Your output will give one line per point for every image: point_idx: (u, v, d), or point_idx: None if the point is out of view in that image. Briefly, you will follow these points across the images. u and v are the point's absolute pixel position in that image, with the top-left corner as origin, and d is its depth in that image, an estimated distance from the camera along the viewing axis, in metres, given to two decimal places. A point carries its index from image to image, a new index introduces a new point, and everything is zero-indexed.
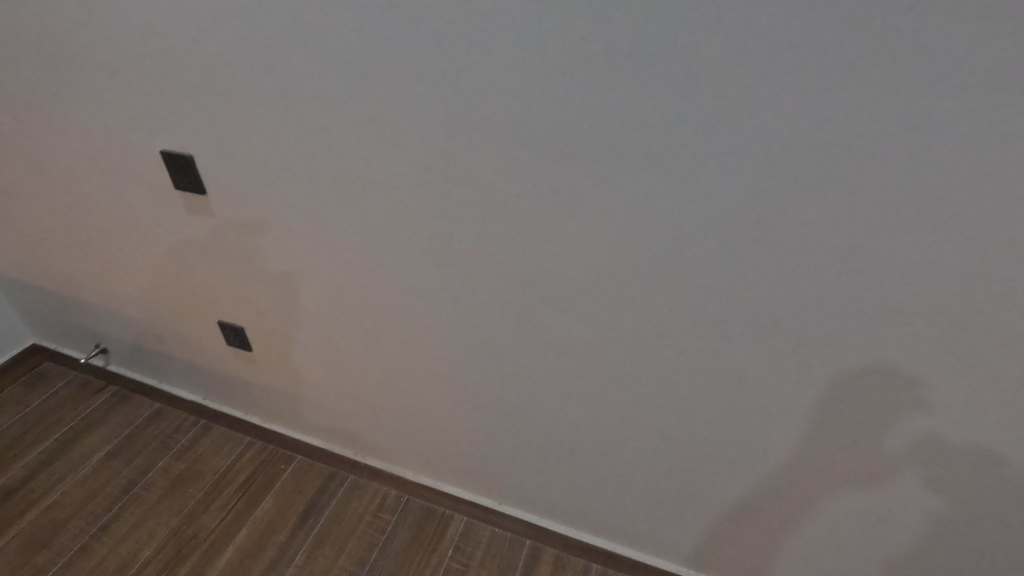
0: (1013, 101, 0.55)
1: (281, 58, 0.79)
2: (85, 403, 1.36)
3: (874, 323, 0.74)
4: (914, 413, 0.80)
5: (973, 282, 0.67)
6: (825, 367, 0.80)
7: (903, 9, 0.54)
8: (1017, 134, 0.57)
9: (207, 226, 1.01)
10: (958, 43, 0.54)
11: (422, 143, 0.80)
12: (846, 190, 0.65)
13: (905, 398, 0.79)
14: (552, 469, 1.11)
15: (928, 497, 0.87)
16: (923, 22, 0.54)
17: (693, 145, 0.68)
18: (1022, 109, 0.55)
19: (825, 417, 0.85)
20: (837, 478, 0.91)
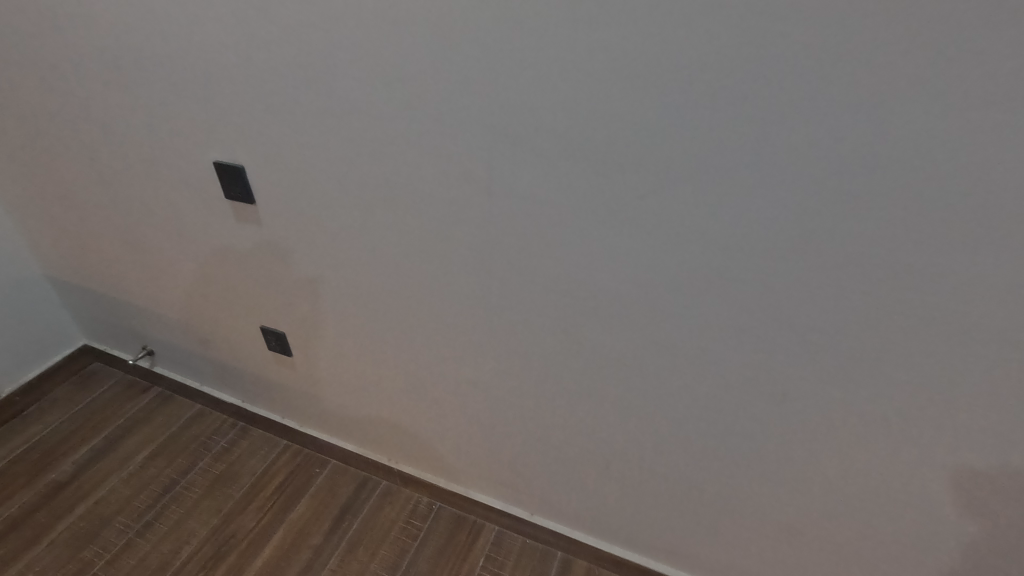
0: None
1: (299, 83, 0.82)
2: (131, 403, 1.51)
3: (948, 350, 0.68)
4: (953, 438, 0.75)
5: (1011, 298, 0.62)
6: (889, 396, 0.75)
7: (909, 19, 0.52)
8: None
9: (247, 237, 1.07)
10: (971, 49, 0.52)
11: (434, 164, 0.81)
12: (868, 207, 0.62)
13: (983, 431, 0.72)
14: (577, 482, 1.10)
15: (1005, 540, 0.80)
16: (931, 31, 0.52)
17: (705, 165, 0.67)
18: None
19: (887, 448, 0.79)
20: (900, 513, 0.85)
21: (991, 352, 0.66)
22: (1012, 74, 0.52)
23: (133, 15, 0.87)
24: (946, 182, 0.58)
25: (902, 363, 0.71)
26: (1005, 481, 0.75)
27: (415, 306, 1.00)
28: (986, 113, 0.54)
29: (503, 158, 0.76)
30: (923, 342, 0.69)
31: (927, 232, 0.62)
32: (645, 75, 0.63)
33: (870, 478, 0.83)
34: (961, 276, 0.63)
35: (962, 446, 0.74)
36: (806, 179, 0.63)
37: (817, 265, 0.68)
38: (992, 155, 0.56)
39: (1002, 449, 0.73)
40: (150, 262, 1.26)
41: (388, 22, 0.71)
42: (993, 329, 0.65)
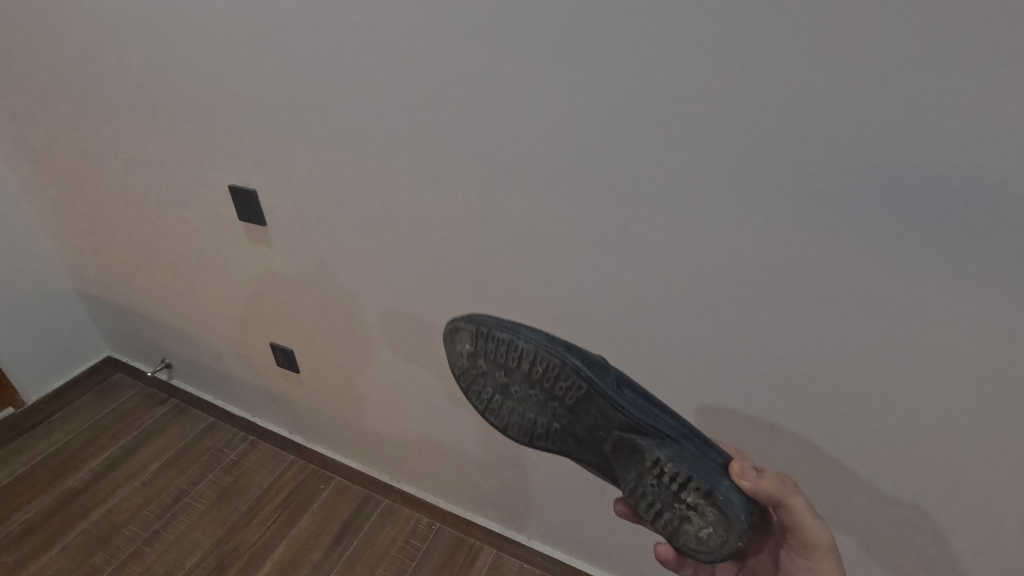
0: (1014, 146, 0.51)
1: (308, 113, 0.87)
2: (148, 414, 1.57)
3: (949, 392, 0.66)
4: (949, 484, 0.72)
5: (1001, 340, 0.60)
6: (888, 436, 0.72)
7: (878, 61, 0.52)
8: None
9: (259, 257, 1.12)
10: (944, 89, 0.51)
11: (433, 190, 0.84)
12: (851, 245, 0.62)
13: (990, 479, 0.69)
14: (575, 507, 1.10)
15: None
16: (900, 73, 0.52)
17: (688, 196, 0.67)
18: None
19: (890, 492, 0.76)
20: (908, 560, 0.81)
21: (996, 397, 0.64)
22: (1001, 116, 0.50)
23: (160, 49, 0.93)
24: (937, 221, 0.57)
25: (900, 403, 0.69)
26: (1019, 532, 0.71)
27: (417, 327, 1.03)
28: (974, 155, 0.53)
29: (500, 185, 0.78)
30: (922, 382, 0.67)
31: (920, 270, 0.60)
32: (630, 110, 0.65)
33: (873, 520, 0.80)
34: (956, 316, 0.61)
35: (964, 492, 0.71)
36: (787, 214, 0.63)
37: (805, 298, 0.68)
38: (979, 194, 0.54)
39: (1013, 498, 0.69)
40: (170, 279, 1.32)
41: (390, 58, 0.75)
42: (998, 374, 0.62)
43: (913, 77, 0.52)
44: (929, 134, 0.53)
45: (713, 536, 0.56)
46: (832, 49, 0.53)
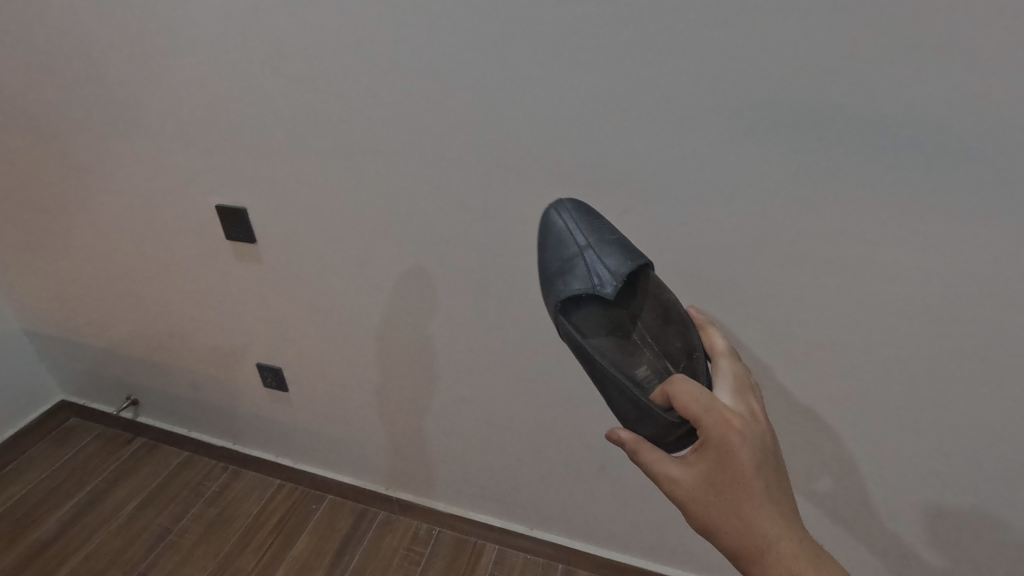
0: (944, 115, 0.62)
1: (301, 128, 0.88)
2: (115, 456, 1.49)
3: (915, 333, 0.77)
4: (910, 411, 0.83)
5: (944, 280, 0.72)
6: (864, 379, 0.83)
7: (836, 52, 0.62)
8: (955, 142, 0.63)
9: (244, 277, 1.11)
10: (889, 72, 0.61)
11: (431, 196, 0.88)
12: (819, 210, 0.72)
13: (941, 401, 0.81)
14: (576, 491, 1.15)
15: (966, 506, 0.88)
16: (853, 60, 0.62)
17: (677, 182, 0.74)
18: (952, 122, 0.62)
19: (868, 430, 0.87)
20: (884, 492, 0.92)
21: (952, 332, 0.75)
22: (933, 91, 0.61)
23: (138, 72, 0.92)
24: (889, 184, 0.68)
25: (874, 348, 0.80)
26: (977, 453, 0.83)
27: (417, 332, 1.05)
28: (926, 128, 0.63)
29: (499, 185, 0.83)
30: (892, 326, 0.77)
31: (880, 228, 0.71)
32: (627, 108, 0.71)
33: (853, 458, 0.90)
34: (907, 263, 0.72)
35: (922, 416, 0.83)
36: (765, 191, 0.72)
37: (782, 264, 0.77)
38: (918, 156, 0.65)
39: (971, 421, 0.81)
40: (140, 310, 1.27)
41: (388, 70, 0.78)
42: (952, 312, 0.74)
43: (874, 65, 0.61)
44: (889, 112, 0.63)
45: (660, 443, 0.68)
46: (801, 45, 0.62)
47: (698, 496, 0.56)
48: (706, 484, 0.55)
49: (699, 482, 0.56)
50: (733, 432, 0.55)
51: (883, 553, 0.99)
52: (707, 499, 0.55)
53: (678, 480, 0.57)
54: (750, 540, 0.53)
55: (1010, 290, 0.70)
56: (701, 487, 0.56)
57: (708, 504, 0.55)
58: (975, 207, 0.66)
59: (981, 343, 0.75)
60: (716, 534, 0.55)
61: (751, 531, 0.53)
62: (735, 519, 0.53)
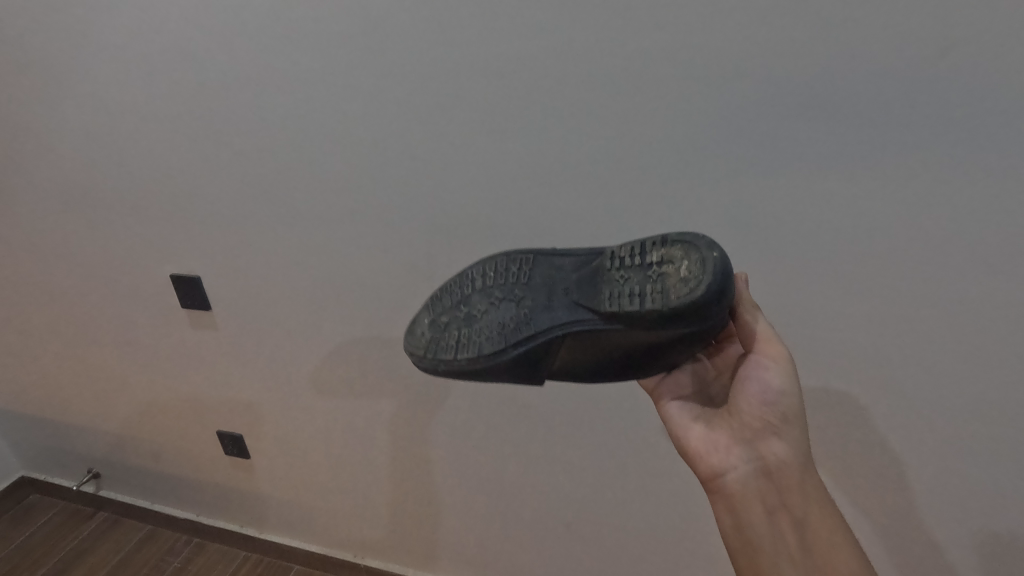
0: (845, 163, 0.65)
1: (250, 196, 0.90)
2: (74, 532, 1.43)
3: (856, 378, 0.76)
4: (868, 454, 0.81)
5: (878, 321, 0.72)
6: (813, 428, 0.81)
7: (738, 109, 0.65)
8: (859, 187, 0.65)
9: (201, 343, 1.10)
10: (786, 128, 0.65)
11: (377, 257, 0.89)
12: (745, 257, 0.73)
13: (894, 445, 0.79)
14: (546, 550, 1.12)
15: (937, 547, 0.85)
16: (754, 117, 0.65)
17: (610, 234, 0.76)
18: (852, 169, 0.65)
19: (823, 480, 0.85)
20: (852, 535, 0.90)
21: (892, 377, 0.75)
22: (831, 144, 0.64)
23: (92, 150, 0.94)
24: (807, 230, 0.69)
25: (819, 396, 0.79)
26: (936, 500, 0.81)
27: (374, 393, 1.04)
28: (832, 177, 0.66)
29: (443, 246, 0.84)
30: (832, 374, 0.77)
31: (804, 273, 0.72)
32: (554, 168, 0.74)
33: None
34: (836, 306, 0.73)
35: (880, 459, 0.81)
36: None
37: None
38: (829, 203, 0.67)
39: (924, 468, 0.79)
40: (99, 380, 1.25)
41: (331, 141, 0.82)
42: (887, 356, 0.74)
43: (775, 123, 0.65)
44: (794, 162, 0.66)
45: (691, 275, 0.49)
46: (704, 106, 0.66)
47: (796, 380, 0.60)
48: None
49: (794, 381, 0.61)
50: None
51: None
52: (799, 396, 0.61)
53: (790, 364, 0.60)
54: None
55: (940, 332, 0.70)
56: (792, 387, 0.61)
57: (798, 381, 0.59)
58: (891, 253, 0.68)
59: (922, 388, 0.74)
60: (802, 424, 0.59)
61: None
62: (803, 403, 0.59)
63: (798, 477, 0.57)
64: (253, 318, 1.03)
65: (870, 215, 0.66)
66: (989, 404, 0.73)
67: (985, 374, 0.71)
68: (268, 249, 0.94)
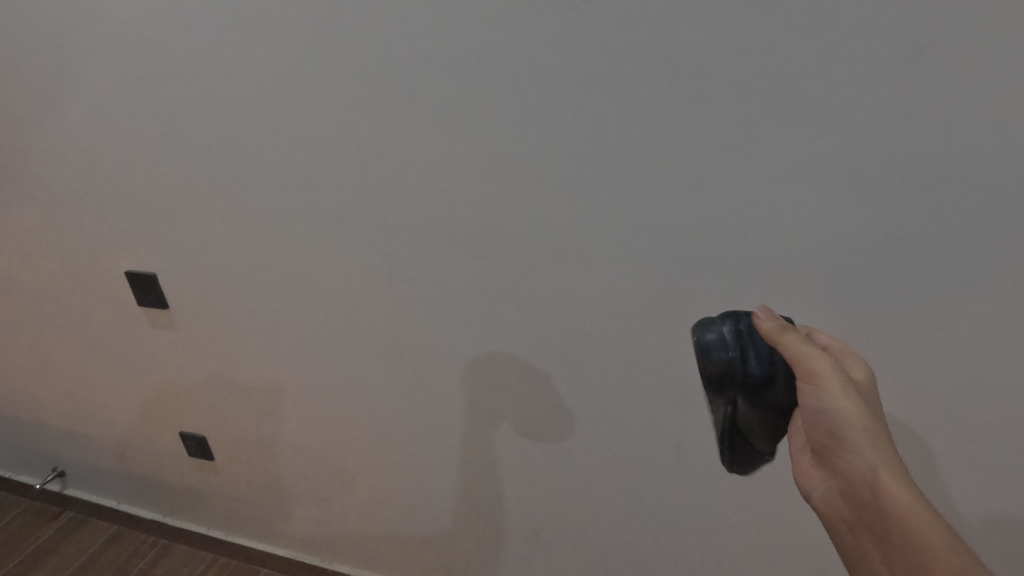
0: (813, 166, 0.62)
1: (206, 192, 0.87)
2: (37, 532, 1.40)
3: None
4: None
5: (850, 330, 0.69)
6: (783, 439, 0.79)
7: (701, 108, 0.62)
8: (827, 192, 0.62)
9: (160, 342, 1.07)
10: (751, 128, 0.62)
11: (337, 257, 0.86)
12: (712, 263, 0.70)
13: None
14: (513, 560, 1.09)
15: None
16: (718, 116, 0.62)
17: (572, 237, 0.73)
18: (819, 173, 0.62)
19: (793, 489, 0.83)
20: (824, 549, 0.87)
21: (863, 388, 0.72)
22: (797, 146, 0.61)
23: (43, 142, 0.91)
24: (776, 235, 0.66)
25: None
26: None
27: (336, 396, 1.01)
28: (802, 184, 0.63)
29: (403, 247, 0.81)
30: None
31: (773, 281, 0.69)
32: (514, 168, 0.71)
33: (784, 521, 0.86)
34: (806, 315, 0.69)
35: None
36: (659, 245, 0.70)
37: (684, 318, 0.74)
38: (797, 207, 0.64)
39: None
40: (59, 378, 1.22)
41: (286, 137, 0.78)
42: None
43: (745, 127, 0.62)
44: (760, 164, 0.63)
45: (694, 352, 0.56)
46: (667, 104, 0.63)
47: (847, 393, 0.48)
48: (866, 390, 0.50)
49: (856, 388, 0.49)
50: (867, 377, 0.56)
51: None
52: (867, 403, 0.49)
53: (837, 373, 0.49)
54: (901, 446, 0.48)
55: (912, 340, 0.68)
56: (864, 393, 0.49)
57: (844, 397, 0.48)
58: (862, 263, 0.65)
59: (892, 401, 0.72)
60: (862, 435, 0.47)
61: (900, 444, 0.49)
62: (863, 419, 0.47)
63: (870, 503, 0.46)
64: (214, 318, 1.00)
65: (841, 224, 0.64)
66: (961, 419, 0.70)
67: (954, 387, 0.69)
68: (226, 246, 0.91)
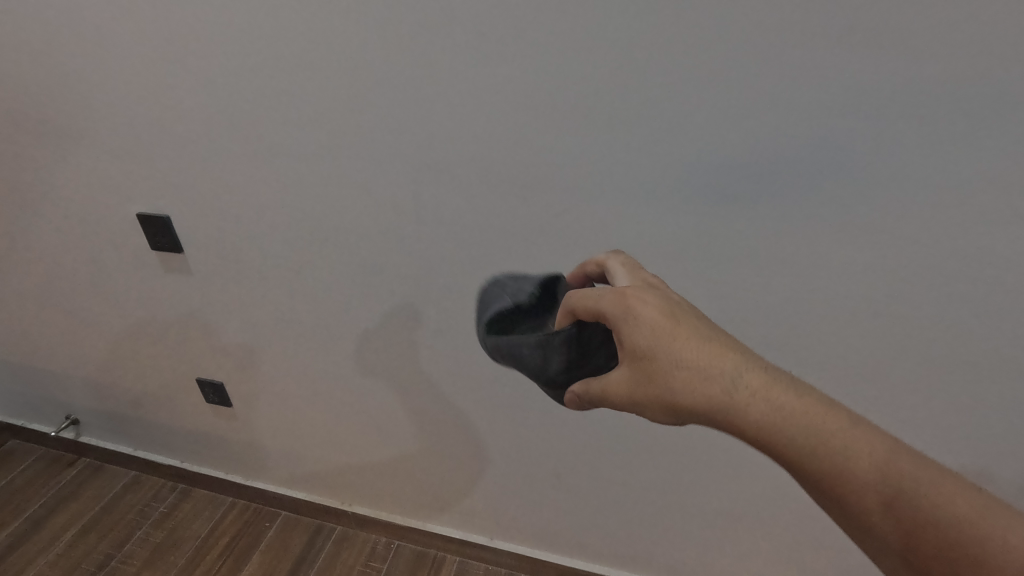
0: (879, 98, 0.57)
1: (216, 128, 0.82)
2: (56, 478, 1.41)
3: (866, 332, 0.72)
4: (875, 407, 0.78)
5: (899, 274, 0.67)
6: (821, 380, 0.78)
7: (762, 34, 0.56)
8: (891, 127, 0.58)
9: (176, 286, 1.04)
10: (813, 57, 0.56)
11: (356, 199, 0.81)
12: (759, 204, 0.66)
13: (902, 399, 0.76)
14: (534, 499, 1.11)
15: None
16: (779, 41, 0.56)
17: (611, 177, 0.69)
18: (884, 107, 0.57)
19: None
20: None
21: (906, 331, 0.71)
22: (865, 77, 0.56)
23: (39, 74, 0.85)
24: (830, 174, 0.62)
25: (825, 350, 0.75)
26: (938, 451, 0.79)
27: (355, 344, 0.99)
28: (869, 117, 0.58)
29: (429, 187, 0.76)
30: (839, 329, 0.73)
31: (823, 222, 0.66)
32: (551, 100, 0.65)
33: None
34: (854, 257, 0.67)
35: (885, 413, 0.78)
36: (704, 184, 0.66)
37: (727, 260, 0.71)
38: (853, 145, 0.60)
39: (927, 422, 0.77)
40: (71, 325, 1.20)
41: (300, 67, 0.72)
42: (903, 314, 0.69)
43: (806, 56, 0.56)
44: (818, 98, 0.58)
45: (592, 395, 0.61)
46: (722, 28, 0.57)
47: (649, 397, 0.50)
48: (637, 367, 0.50)
49: (636, 387, 0.51)
50: (635, 295, 0.52)
51: (845, 551, 0.97)
52: (651, 389, 0.49)
53: (620, 394, 0.52)
54: (712, 381, 0.47)
55: (965, 285, 0.65)
56: (638, 377, 0.50)
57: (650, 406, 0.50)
58: (922, 201, 0.61)
59: (937, 344, 0.71)
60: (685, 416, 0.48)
61: (703, 376, 0.47)
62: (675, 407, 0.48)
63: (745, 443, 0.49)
64: (230, 263, 0.97)
65: (905, 159, 0.59)
66: (1006, 361, 0.69)
67: (1002, 332, 0.67)
68: (240, 187, 0.87)
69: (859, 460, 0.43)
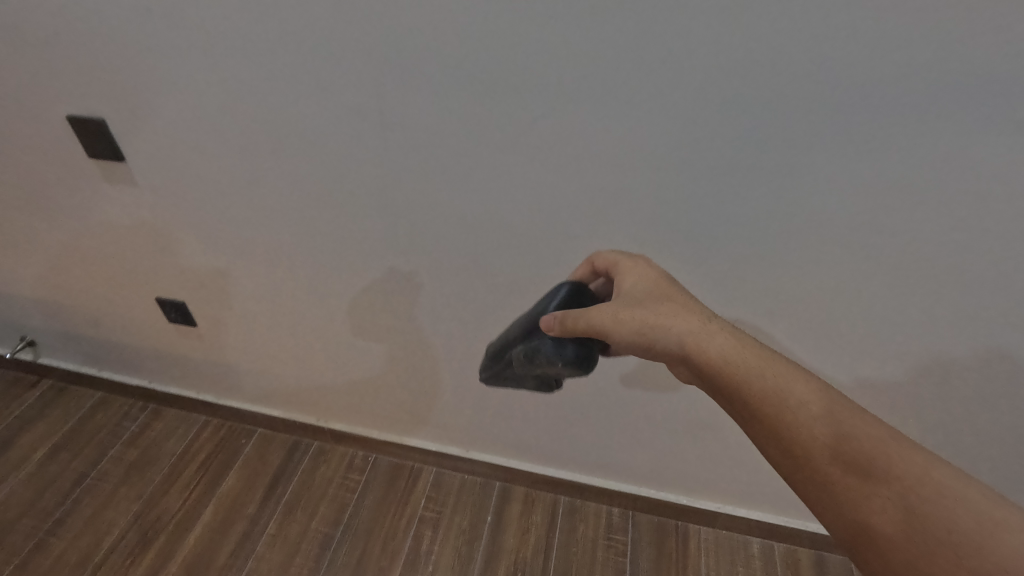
0: None
1: (141, 15, 0.71)
2: (19, 399, 1.38)
3: (847, 248, 0.70)
4: (845, 322, 0.78)
5: (888, 186, 0.63)
6: (795, 296, 0.77)
7: None
8: (897, 21, 0.52)
9: (121, 199, 0.96)
10: None
11: (313, 100, 0.73)
12: (750, 109, 0.61)
13: (875, 316, 0.76)
14: (509, 411, 1.13)
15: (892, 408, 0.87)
16: None
17: (593, 75, 0.62)
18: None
19: (792, 348, 0.84)
20: None
21: (887, 246, 0.69)
22: None
23: None
24: (828, 75, 0.57)
25: (804, 265, 0.74)
26: (902, 364, 0.80)
27: (324, 258, 0.95)
28: (883, 13, 0.52)
29: (394, 86, 0.69)
30: (820, 245, 0.71)
31: (815, 131, 0.61)
32: None
33: None
34: (844, 169, 0.63)
35: (856, 328, 0.78)
36: (691, 86, 0.61)
37: (711, 172, 0.67)
38: (855, 42, 0.54)
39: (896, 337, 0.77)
40: (11, 241, 1.11)
41: None
42: (888, 229, 0.67)
43: None
44: None
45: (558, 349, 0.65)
46: None
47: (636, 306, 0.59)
48: (633, 293, 0.61)
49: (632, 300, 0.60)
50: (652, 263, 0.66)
51: None
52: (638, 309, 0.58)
53: (607, 312, 0.60)
54: (698, 314, 0.57)
55: (954, 197, 0.62)
56: (633, 299, 0.60)
57: (635, 314, 0.58)
58: (924, 114, 0.57)
59: (915, 261, 0.69)
60: (663, 325, 0.56)
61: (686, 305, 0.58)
62: (660, 316, 0.57)
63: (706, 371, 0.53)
64: (178, 172, 0.89)
65: (913, 64, 0.54)
66: (987, 283, 0.68)
67: (983, 247, 0.65)
68: (179, 86, 0.77)
69: (807, 411, 0.48)
